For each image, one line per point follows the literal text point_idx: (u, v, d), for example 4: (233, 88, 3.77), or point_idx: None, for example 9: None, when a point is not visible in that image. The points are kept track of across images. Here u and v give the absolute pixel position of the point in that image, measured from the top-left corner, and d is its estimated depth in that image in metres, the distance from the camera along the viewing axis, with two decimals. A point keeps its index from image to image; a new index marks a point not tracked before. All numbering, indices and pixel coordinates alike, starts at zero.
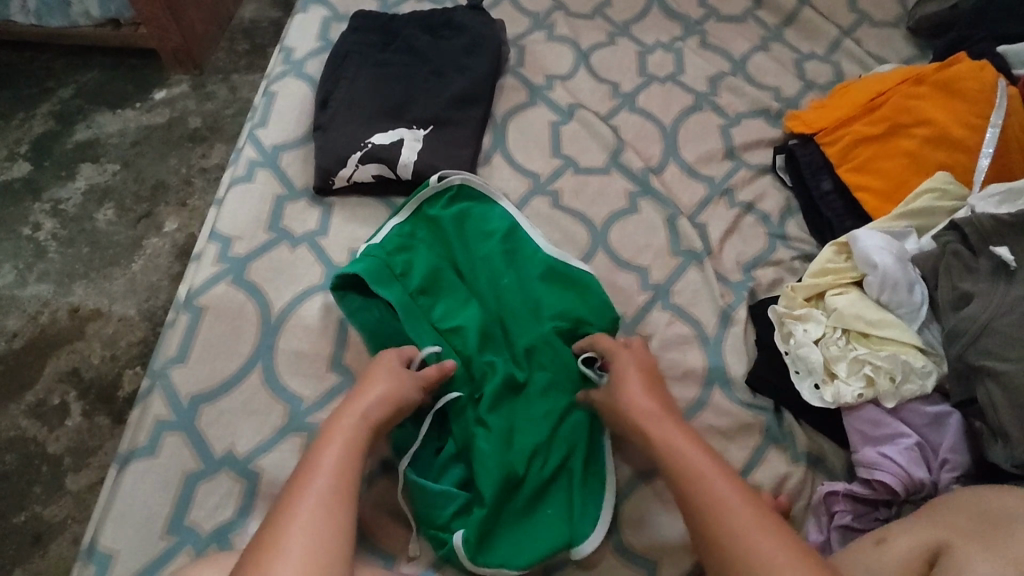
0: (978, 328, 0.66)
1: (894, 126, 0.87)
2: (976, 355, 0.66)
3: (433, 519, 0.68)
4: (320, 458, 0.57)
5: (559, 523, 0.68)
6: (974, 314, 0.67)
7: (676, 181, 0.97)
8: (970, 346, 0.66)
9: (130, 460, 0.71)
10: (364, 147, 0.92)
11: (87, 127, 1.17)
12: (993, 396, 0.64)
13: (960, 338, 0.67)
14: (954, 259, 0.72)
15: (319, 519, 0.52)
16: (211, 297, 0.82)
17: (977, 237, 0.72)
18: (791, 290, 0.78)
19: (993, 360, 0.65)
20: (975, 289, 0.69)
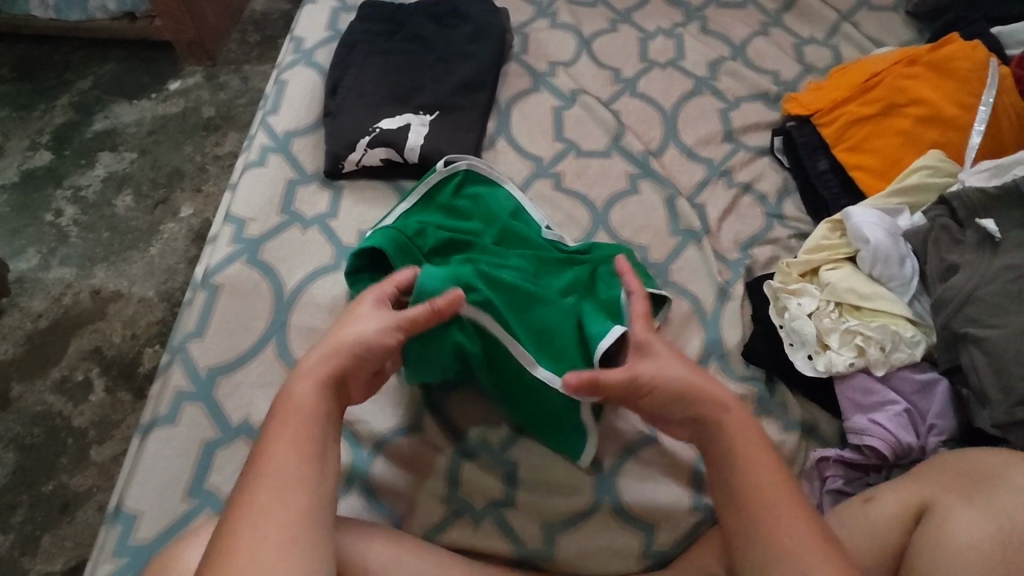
0: (962, 297, 0.69)
1: (888, 107, 0.89)
2: (961, 323, 0.68)
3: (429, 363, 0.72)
4: (270, 452, 0.54)
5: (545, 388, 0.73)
6: (959, 283, 0.69)
7: (676, 163, 1.00)
8: (955, 315, 0.69)
9: (152, 428, 0.75)
10: (371, 132, 0.95)
11: (105, 117, 1.21)
12: (976, 361, 0.66)
13: (945, 307, 0.69)
14: (942, 233, 0.75)
15: (283, 503, 0.51)
16: (226, 276, 0.86)
17: (965, 211, 0.74)
18: (786, 266, 0.81)
19: (977, 327, 0.67)
20: (962, 260, 0.71)
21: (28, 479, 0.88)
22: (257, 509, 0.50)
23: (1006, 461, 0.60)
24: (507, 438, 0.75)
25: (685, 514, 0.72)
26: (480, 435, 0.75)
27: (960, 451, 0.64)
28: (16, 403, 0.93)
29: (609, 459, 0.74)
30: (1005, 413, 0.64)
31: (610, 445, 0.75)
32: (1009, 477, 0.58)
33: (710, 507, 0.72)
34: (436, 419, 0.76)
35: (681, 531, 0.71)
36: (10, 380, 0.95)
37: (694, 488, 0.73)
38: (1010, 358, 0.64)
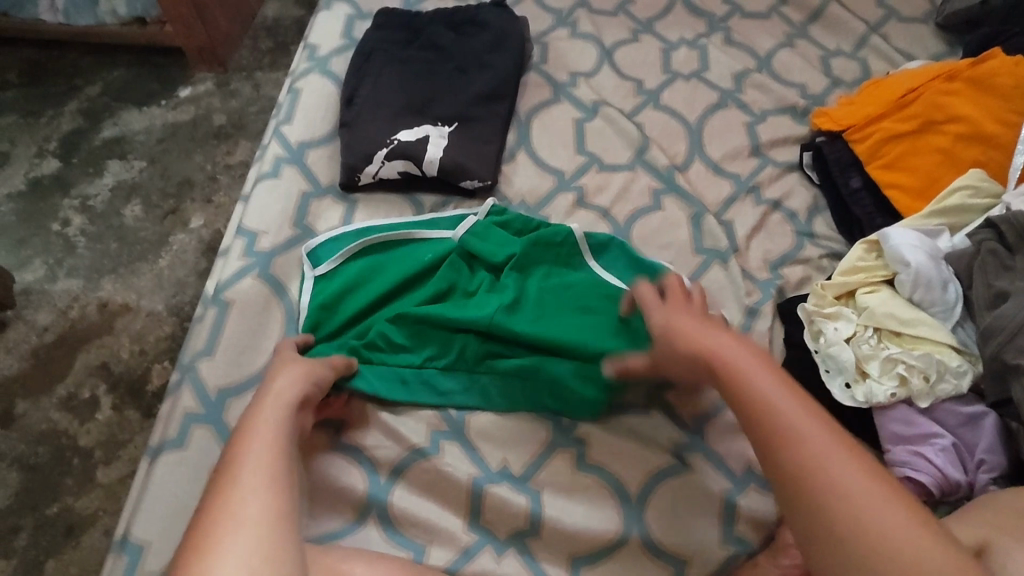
0: (1016, 325, 0.65)
1: (926, 123, 0.86)
2: (1014, 353, 0.64)
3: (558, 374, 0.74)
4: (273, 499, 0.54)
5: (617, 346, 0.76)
6: (1012, 311, 0.65)
7: (702, 178, 0.97)
8: (1007, 345, 0.65)
9: (160, 451, 0.72)
10: (390, 143, 0.92)
11: (114, 124, 1.19)
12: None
13: (997, 336, 0.65)
14: (990, 258, 0.71)
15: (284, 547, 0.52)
16: (237, 291, 0.83)
17: (1014, 236, 0.71)
18: (821, 288, 0.78)
19: None
20: (1012, 287, 0.68)
21: (32, 501, 0.85)
22: (236, 518, 0.50)
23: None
24: (529, 463, 0.73)
25: (717, 547, 0.69)
26: (503, 461, 0.72)
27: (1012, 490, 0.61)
28: (20, 421, 0.91)
29: (638, 489, 0.71)
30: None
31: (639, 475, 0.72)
32: None
33: (744, 541, 0.69)
34: (459, 443, 0.73)
35: (714, 567, 0.68)
36: (14, 397, 0.92)
37: (727, 521, 0.70)
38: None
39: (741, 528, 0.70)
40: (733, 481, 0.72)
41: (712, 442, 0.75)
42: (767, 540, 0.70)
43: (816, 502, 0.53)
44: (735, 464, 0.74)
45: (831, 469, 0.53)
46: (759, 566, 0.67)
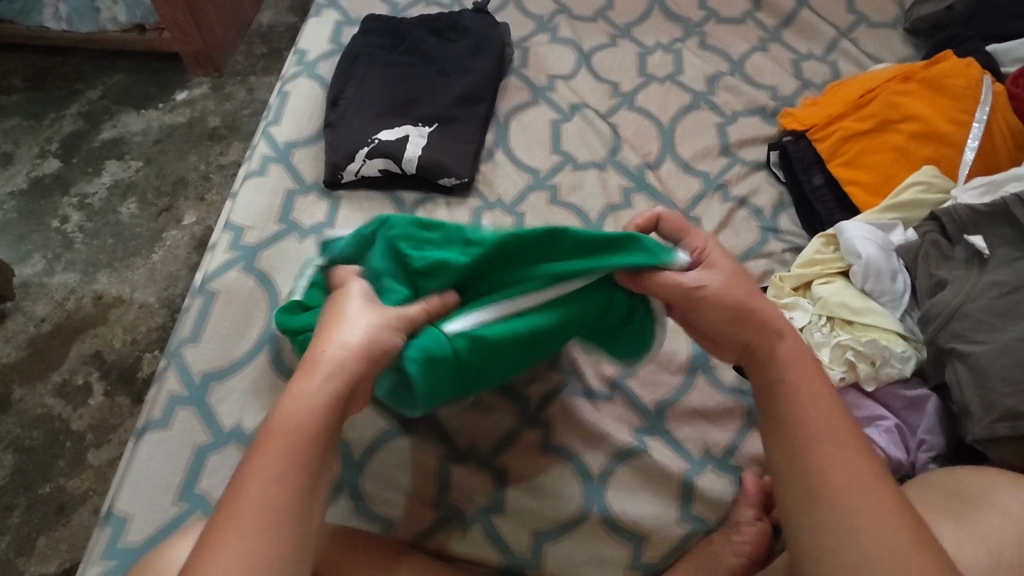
0: (949, 312, 0.68)
1: (882, 122, 0.89)
2: (946, 338, 0.68)
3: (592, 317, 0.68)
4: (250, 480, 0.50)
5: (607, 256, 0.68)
6: (946, 299, 0.69)
7: (672, 176, 1.01)
8: (942, 329, 0.68)
9: (145, 431, 0.76)
10: (371, 142, 0.96)
11: (113, 126, 1.24)
12: (959, 375, 0.66)
13: (933, 321, 0.69)
14: (932, 248, 0.75)
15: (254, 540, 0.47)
16: (222, 282, 0.87)
17: (954, 227, 0.74)
18: (779, 280, 0.83)
19: (961, 343, 0.67)
20: (950, 276, 0.72)
21: (26, 481, 0.89)
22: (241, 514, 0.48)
23: (995, 484, 0.59)
24: (495, 445, 0.76)
25: (673, 525, 0.72)
26: (469, 441, 0.76)
27: (946, 470, 0.63)
28: (16, 406, 0.95)
29: (598, 469, 0.74)
30: (987, 429, 0.63)
31: (599, 454, 0.75)
32: (997, 499, 0.58)
33: (699, 518, 0.73)
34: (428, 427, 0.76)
35: (670, 544, 0.71)
36: (11, 383, 0.97)
37: (684, 500, 0.74)
38: (994, 374, 0.63)
39: (697, 507, 0.73)
40: (690, 462, 0.76)
41: (670, 425, 0.79)
42: (723, 519, 0.73)
43: (823, 478, 0.54)
44: (692, 447, 0.77)
45: (860, 488, 0.52)
46: (713, 544, 0.69)
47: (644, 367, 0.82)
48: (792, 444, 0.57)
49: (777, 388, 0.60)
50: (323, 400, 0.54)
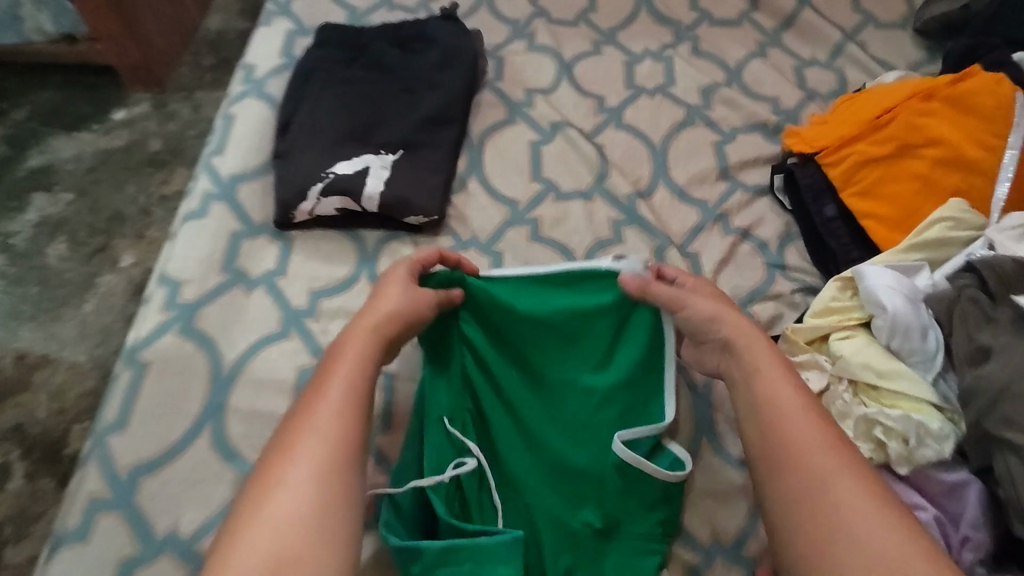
0: (995, 390, 0.59)
1: (902, 147, 0.79)
2: (995, 424, 0.59)
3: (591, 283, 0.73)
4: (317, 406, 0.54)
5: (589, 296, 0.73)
6: (994, 373, 0.60)
7: (667, 206, 0.90)
8: (988, 411, 0.59)
9: (59, 545, 0.64)
10: (325, 177, 0.85)
11: (40, 152, 1.11)
12: (1012, 468, 0.57)
13: (976, 400, 0.60)
14: (971, 307, 0.65)
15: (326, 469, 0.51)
16: (155, 350, 0.75)
17: (998, 283, 0.65)
18: (791, 333, 0.74)
19: (1013, 432, 0.58)
20: (995, 343, 0.62)
21: None
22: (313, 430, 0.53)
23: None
24: None
25: None
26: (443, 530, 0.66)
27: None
28: None
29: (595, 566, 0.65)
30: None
31: None
32: None
33: None
34: None
35: None
36: None
37: None
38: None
39: None
40: (700, 554, 0.67)
41: None
42: None
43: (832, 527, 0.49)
44: (701, 534, 0.68)
45: (850, 503, 0.50)
46: None
47: None
48: (780, 464, 0.54)
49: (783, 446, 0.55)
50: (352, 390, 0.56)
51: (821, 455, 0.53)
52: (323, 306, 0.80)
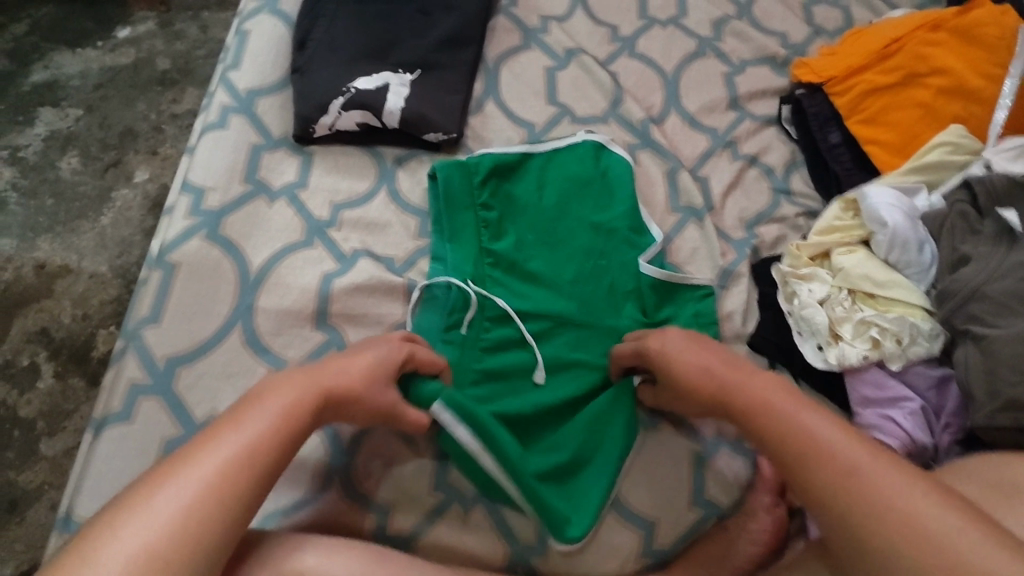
0: (968, 291, 0.66)
1: (907, 76, 0.83)
2: (963, 319, 0.66)
3: (566, 160, 0.87)
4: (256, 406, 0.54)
5: (570, 170, 0.86)
6: (966, 278, 0.66)
7: (679, 132, 0.93)
8: (959, 309, 0.66)
9: (104, 425, 0.67)
10: (346, 91, 0.86)
11: (44, 67, 1.08)
12: (969, 357, 0.64)
13: (951, 299, 0.67)
14: (959, 220, 0.71)
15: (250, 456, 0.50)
16: (184, 253, 0.77)
17: (987, 199, 0.70)
18: (795, 249, 0.78)
19: (979, 325, 0.64)
20: (975, 252, 0.68)
21: None
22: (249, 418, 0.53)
23: None
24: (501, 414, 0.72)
25: (684, 509, 0.68)
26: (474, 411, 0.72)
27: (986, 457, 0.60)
28: None
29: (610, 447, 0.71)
30: (988, 418, 0.61)
31: None
32: None
33: (711, 503, 0.69)
34: None
35: (680, 530, 0.68)
36: None
37: (698, 486, 0.69)
38: (1003, 361, 0.61)
39: (710, 491, 0.69)
40: (705, 445, 0.72)
41: None
42: (737, 502, 0.69)
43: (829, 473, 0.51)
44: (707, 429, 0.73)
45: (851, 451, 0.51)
46: (727, 531, 0.66)
47: None
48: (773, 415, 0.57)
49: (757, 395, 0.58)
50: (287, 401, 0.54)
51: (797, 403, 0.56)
52: (345, 218, 0.82)
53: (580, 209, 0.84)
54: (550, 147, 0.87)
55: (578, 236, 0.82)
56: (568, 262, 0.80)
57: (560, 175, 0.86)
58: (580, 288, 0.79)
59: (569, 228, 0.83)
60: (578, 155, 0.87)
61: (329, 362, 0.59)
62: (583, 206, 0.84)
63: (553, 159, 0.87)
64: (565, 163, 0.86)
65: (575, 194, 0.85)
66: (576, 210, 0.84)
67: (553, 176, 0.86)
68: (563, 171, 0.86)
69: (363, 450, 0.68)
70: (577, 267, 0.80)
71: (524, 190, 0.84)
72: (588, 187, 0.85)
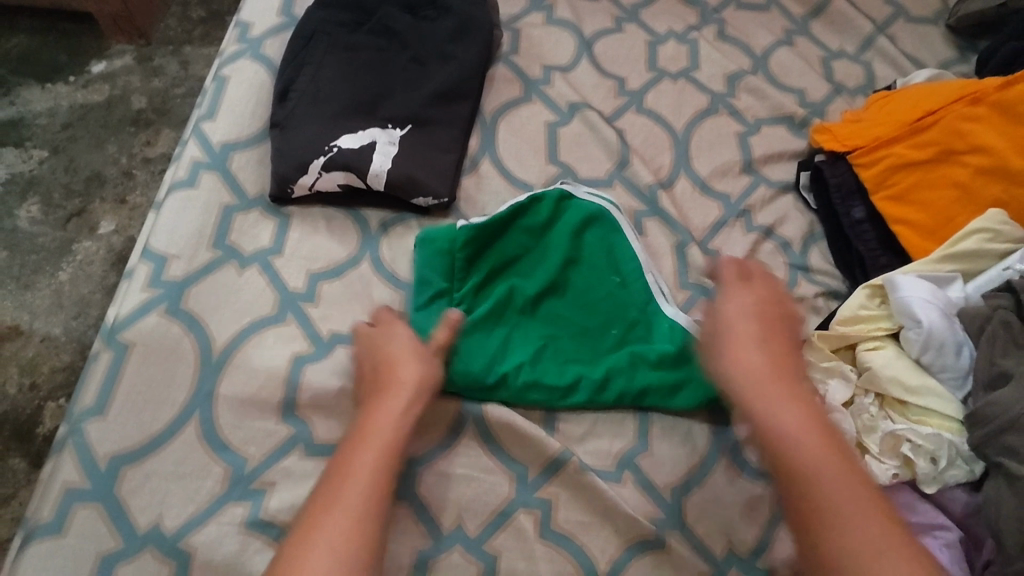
0: (1006, 420, 0.57)
1: (942, 152, 0.76)
2: (996, 450, 0.58)
3: (570, 216, 0.78)
4: (347, 472, 0.55)
5: (571, 228, 0.78)
6: (1004, 402, 0.58)
7: (689, 198, 0.86)
8: (993, 437, 0.58)
9: (33, 536, 0.59)
10: (328, 150, 0.78)
11: (10, 103, 1.01)
12: (999, 494, 0.57)
13: (984, 425, 0.58)
14: (1000, 329, 0.63)
15: (339, 537, 0.51)
16: (139, 331, 0.69)
17: None
18: (817, 340, 0.69)
19: (1013, 459, 0.56)
20: (1016, 370, 0.60)
21: None
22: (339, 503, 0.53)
23: None
24: (486, 525, 0.65)
25: None
26: (455, 521, 0.65)
27: None
28: None
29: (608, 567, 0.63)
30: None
31: (604, 553, 0.64)
32: None
33: None
34: (408, 506, 0.65)
35: None
36: None
37: None
38: None
39: None
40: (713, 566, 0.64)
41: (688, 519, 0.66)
42: None
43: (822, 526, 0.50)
44: (716, 547, 0.65)
45: (840, 506, 0.51)
46: None
47: (658, 440, 0.70)
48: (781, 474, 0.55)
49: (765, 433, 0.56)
50: (368, 483, 0.54)
51: (802, 444, 0.55)
52: (323, 290, 0.75)
53: (581, 277, 0.77)
54: (546, 198, 0.79)
55: (587, 305, 0.75)
56: (571, 331, 0.74)
57: (558, 236, 0.78)
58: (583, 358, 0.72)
59: (574, 290, 0.76)
60: (578, 210, 0.78)
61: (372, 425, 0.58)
62: (583, 272, 0.77)
63: (552, 218, 0.79)
64: (564, 221, 0.78)
65: (575, 259, 0.77)
66: (576, 277, 0.77)
67: (552, 237, 0.78)
68: (564, 231, 0.78)
69: None
70: (583, 334, 0.74)
71: (520, 254, 0.78)
72: (592, 250, 0.78)
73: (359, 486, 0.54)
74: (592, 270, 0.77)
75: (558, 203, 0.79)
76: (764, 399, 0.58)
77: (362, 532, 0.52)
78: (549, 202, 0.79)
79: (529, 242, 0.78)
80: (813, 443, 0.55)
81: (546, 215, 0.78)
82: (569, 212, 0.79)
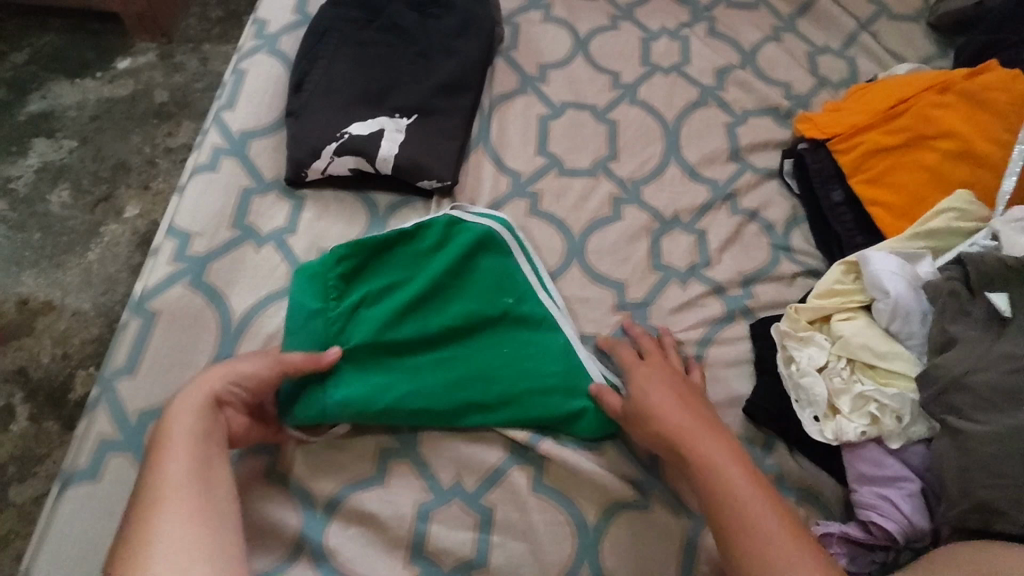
0: (947, 380, 0.62)
1: (914, 138, 0.81)
2: (940, 410, 0.63)
3: (459, 239, 0.79)
4: (165, 461, 0.55)
5: (456, 250, 0.78)
6: (947, 363, 0.63)
7: (677, 183, 0.91)
8: (936, 398, 0.63)
9: (70, 482, 0.65)
10: (340, 137, 0.84)
11: (41, 97, 1.08)
12: (943, 452, 0.62)
13: (930, 387, 0.63)
14: (949, 300, 0.68)
15: (177, 519, 0.50)
16: (166, 301, 0.75)
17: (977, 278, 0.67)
18: (794, 311, 0.74)
19: (958, 418, 0.61)
20: (962, 336, 0.65)
21: None
22: (172, 493, 0.52)
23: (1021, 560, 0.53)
24: (483, 480, 0.69)
25: None
26: (455, 476, 0.70)
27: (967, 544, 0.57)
28: None
29: (597, 519, 0.68)
30: (959, 518, 0.60)
31: (593, 506, 0.69)
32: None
33: None
34: (410, 463, 0.70)
35: None
36: None
37: (686, 563, 0.66)
38: (978, 462, 0.59)
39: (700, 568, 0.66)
40: (693, 519, 0.68)
41: (670, 477, 0.71)
42: None
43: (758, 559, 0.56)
44: None
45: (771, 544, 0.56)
46: None
47: None
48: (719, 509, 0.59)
49: (707, 478, 0.61)
50: (189, 469, 0.54)
51: (736, 481, 0.60)
52: None
53: (475, 298, 0.76)
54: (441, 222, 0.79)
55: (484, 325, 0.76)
56: (468, 352, 0.74)
57: (439, 257, 0.78)
58: (470, 378, 0.72)
59: (457, 307, 0.76)
60: (431, 232, 0.79)
61: (182, 419, 0.58)
62: (477, 292, 0.77)
63: (446, 240, 0.79)
64: (457, 243, 0.78)
65: (474, 280, 0.78)
66: (459, 297, 0.77)
67: (440, 258, 0.78)
68: (451, 253, 0.78)
69: (340, 513, 0.67)
70: (476, 354, 0.74)
71: (413, 272, 0.78)
72: (481, 275, 0.78)
73: (179, 475, 0.53)
74: (484, 286, 0.77)
75: (449, 224, 0.79)
76: (699, 441, 0.63)
77: (197, 511, 0.52)
78: (441, 223, 0.79)
79: (415, 263, 0.78)
80: (775, 516, 0.58)
81: (434, 239, 0.79)
82: (455, 234, 0.79)
